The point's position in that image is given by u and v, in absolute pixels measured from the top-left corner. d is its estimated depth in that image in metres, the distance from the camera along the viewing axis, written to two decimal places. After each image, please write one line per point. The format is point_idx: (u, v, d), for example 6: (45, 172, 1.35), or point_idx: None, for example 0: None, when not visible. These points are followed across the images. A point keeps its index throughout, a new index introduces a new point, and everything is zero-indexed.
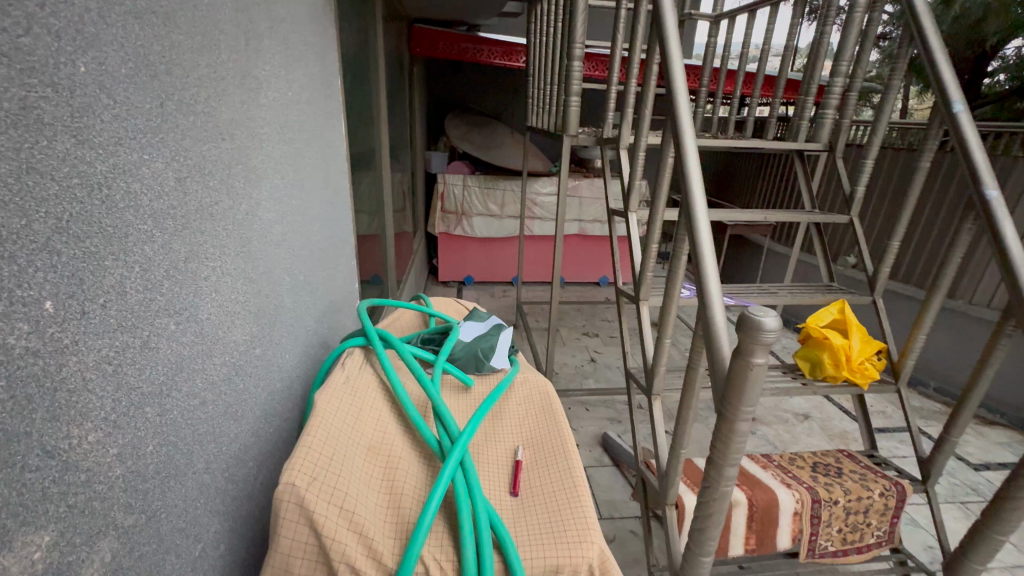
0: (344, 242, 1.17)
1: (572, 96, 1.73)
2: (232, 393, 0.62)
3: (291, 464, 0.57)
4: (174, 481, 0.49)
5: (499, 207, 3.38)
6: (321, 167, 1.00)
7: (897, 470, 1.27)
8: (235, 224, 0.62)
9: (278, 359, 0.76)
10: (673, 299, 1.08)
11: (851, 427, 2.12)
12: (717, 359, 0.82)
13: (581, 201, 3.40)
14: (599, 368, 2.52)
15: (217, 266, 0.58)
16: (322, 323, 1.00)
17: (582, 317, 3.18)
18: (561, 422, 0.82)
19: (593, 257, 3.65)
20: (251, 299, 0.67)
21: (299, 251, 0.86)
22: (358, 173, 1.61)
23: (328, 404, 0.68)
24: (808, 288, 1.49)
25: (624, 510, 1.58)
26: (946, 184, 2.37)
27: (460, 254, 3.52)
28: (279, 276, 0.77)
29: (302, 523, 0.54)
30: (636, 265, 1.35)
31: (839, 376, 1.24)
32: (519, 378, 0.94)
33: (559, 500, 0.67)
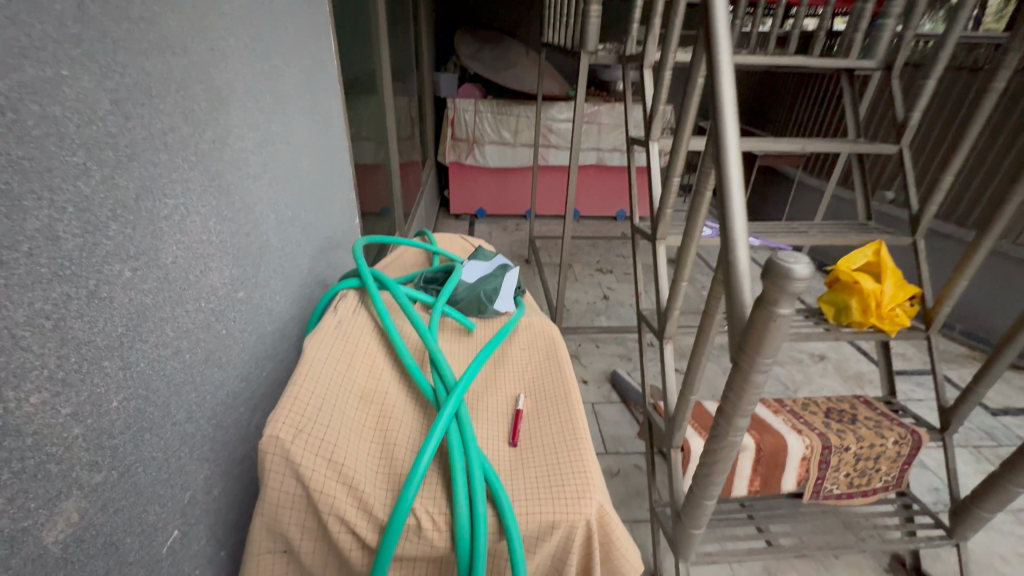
0: (340, 174, 1.10)
1: (592, 6, 1.53)
2: (212, 340, 0.58)
3: (275, 415, 0.54)
4: (149, 434, 0.47)
5: (513, 134, 3.19)
6: (306, 89, 0.90)
7: (914, 418, 1.24)
8: (199, 155, 0.55)
9: (266, 302, 0.72)
10: (694, 239, 1.00)
11: (867, 369, 2.08)
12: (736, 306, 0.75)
13: (601, 128, 3.18)
14: (611, 305, 2.47)
15: (181, 203, 0.52)
16: (318, 261, 0.95)
17: (597, 252, 3.10)
18: (565, 370, 0.78)
19: (611, 189, 3.48)
20: (228, 238, 0.61)
21: (285, 184, 0.79)
22: (356, 97, 1.48)
23: (317, 351, 0.65)
24: (840, 226, 1.37)
25: (629, 445, 1.61)
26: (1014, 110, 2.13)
27: (472, 185, 3.39)
28: (262, 213, 0.71)
29: (288, 475, 0.52)
30: (654, 200, 1.25)
31: (865, 323, 1.17)
32: (523, 323, 0.89)
33: (559, 451, 0.64)
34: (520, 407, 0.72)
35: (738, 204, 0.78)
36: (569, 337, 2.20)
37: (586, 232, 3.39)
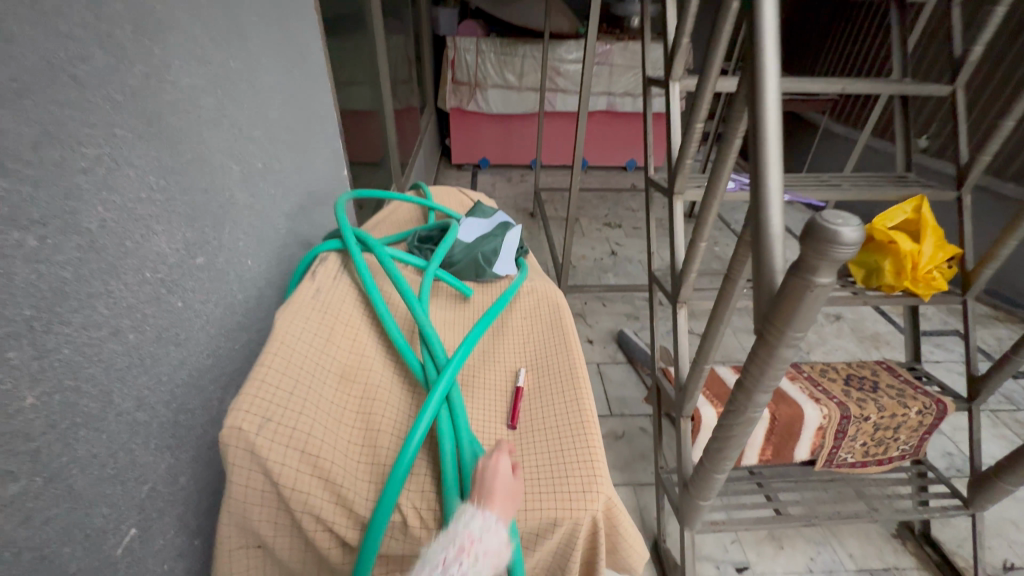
0: (322, 120, 0.98)
1: None
2: (165, 315, 0.51)
3: (238, 403, 0.47)
4: (86, 430, 0.41)
5: (518, 77, 2.97)
6: (274, 17, 0.77)
7: (939, 386, 1.17)
8: (128, 93, 0.45)
9: (235, 268, 0.64)
10: (717, 193, 0.89)
11: (885, 330, 2.00)
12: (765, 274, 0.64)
13: (612, 70, 2.95)
14: (619, 262, 2.37)
15: (105, 153, 0.42)
16: (299, 219, 0.86)
17: (605, 205, 2.96)
18: (571, 342, 0.71)
19: (622, 138, 3.28)
20: (177, 196, 0.53)
21: (251, 132, 0.69)
22: (341, 32, 1.33)
23: (290, 325, 0.57)
24: (877, 179, 1.25)
25: (634, 407, 1.57)
26: None
27: (475, 133, 3.21)
28: (223, 166, 0.62)
29: (255, 470, 0.46)
30: (673, 150, 1.12)
31: (897, 286, 1.08)
32: (525, 289, 0.81)
33: (562, 435, 0.58)
34: (521, 380, 0.66)
35: (773, 146, 0.64)
36: (574, 296, 2.12)
37: (594, 183, 3.23)
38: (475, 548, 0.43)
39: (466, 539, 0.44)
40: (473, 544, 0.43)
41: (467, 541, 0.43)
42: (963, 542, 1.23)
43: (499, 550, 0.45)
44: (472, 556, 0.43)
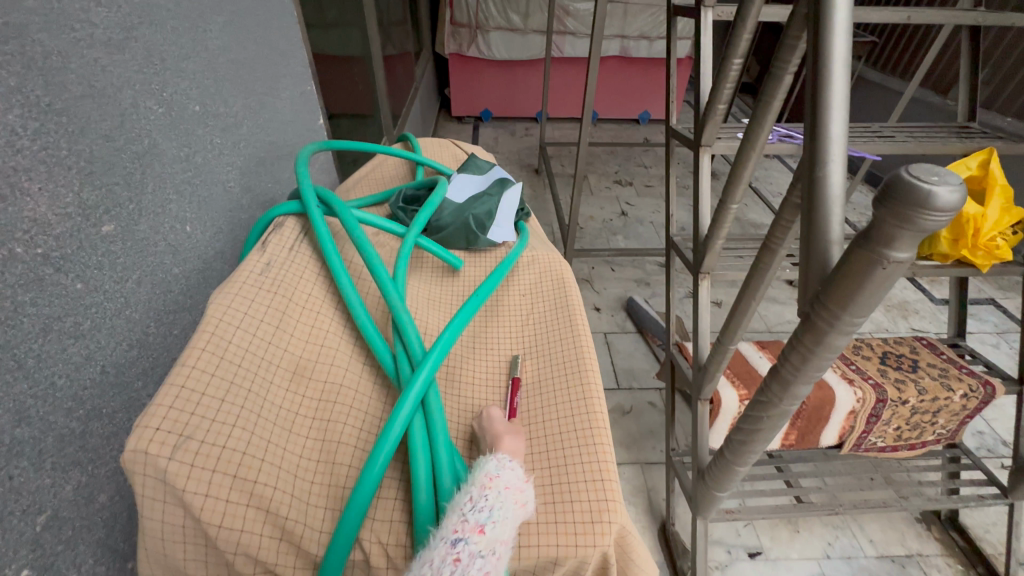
0: (287, 56, 0.83)
1: None
2: (57, 300, 0.39)
3: (147, 416, 0.37)
4: None
5: (523, 17, 2.71)
6: None
7: (985, 366, 1.05)
8: None
9: (167, 236, 0.53)
10: (756, 146, 0.71)
11: (914, 297, 1.87)
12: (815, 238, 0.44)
13: (627, 8, 2.68)
14: (630, 223, 2.22)
15: None
16: (259, 175, 0.73)
17: (615, 161, 2.77)
18: (578, 327, 0.59)
19: (635, 87, 3.04)
20: (65, 145, 0.40)
21: (180, 65, 0.55)
22: None
23: (227, 310, 0.46)
24: (934, 130, 1.09)
25: (643, 381, 1.47)
26: None
27: (476, 82, 2.98)
28: (137, 107, 0.48)
29: (170, 502, 0.36)
30: (700, 94, 0.96)
31: (951, 257, 0.95)
32: (524, 259, 0.68)
33: (564, 440, 0.48)
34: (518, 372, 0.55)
35: (841, 60, 0.43)
36: (581, 260, 1.99)
37: (604, 137, 3.02)
38: (500, 484, 0.40)
39: (489, 477, 0.41)
40: (494, 481, 0.40)
41: (491, 480, 0.40)
42: (992, 528, 1.15)
43: (527, 485, 0.41)
44: (496, 491, 0.40)
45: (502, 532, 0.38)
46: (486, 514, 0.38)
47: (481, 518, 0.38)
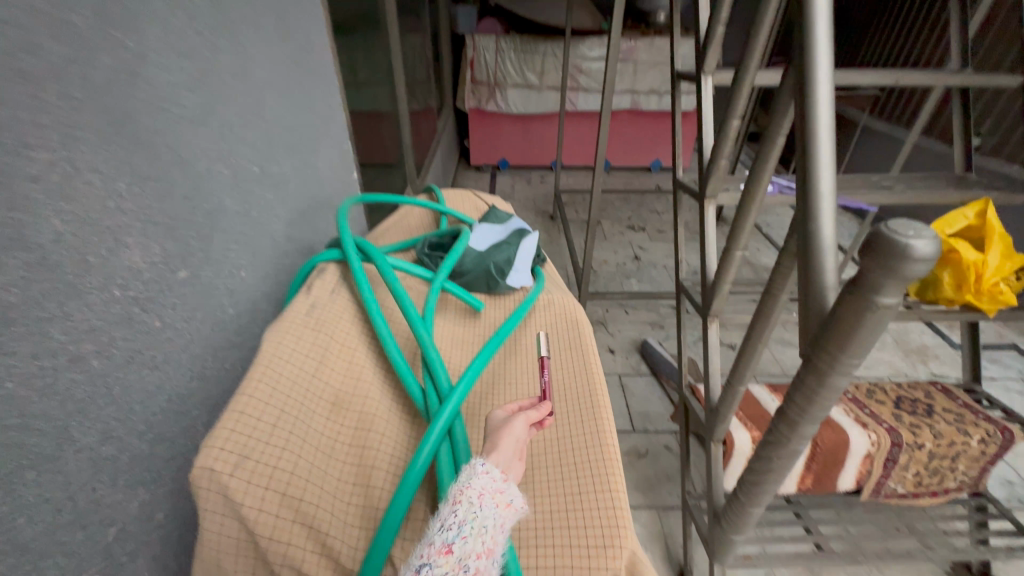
0: (328, 121, 0.94)
1: None
2: (138, 336, 0.46)
3: (213, 437, 0.42)
4: (34, 474, 0.36)
5: (538, 75, 2.90)
6: (271, 10, 0.73)
7: (1003, 411, 1.05)
8: (94, 89, 0.41)
9: (225, 281, 0.60)
10: (756, 195, 0.79)
11: (932, 343, 1.86)
12: (814, 285, 0.49)
13: (636, 67, 2.86)
14: (642, 267, 2.28)
15: (63, 157, 0.38)
16: (301, 225, 0.81)
17: (628, 207, 2.87)
18: (592, 365, 0.64)
19: (646, 137, 3.18)
20: (154, 204, 0.48)
21: (244, 133, 0.64)
22: (353, 31, 1.29)
23: (279, 346, 0.52)
24: (932, 181, 1.14)
25: (658, 423, 1.48)
26: None
27: (494, 134, 3.16)
28: (208, 170, 0.56)
29: (229, 515, 0.40)
30: (704, 150, 1.04)
31: (957, 300, 0.98)
32: (541, 302, 0.74)
33: (579, 469, 0.52)
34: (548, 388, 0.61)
35: (826, 128, 0.50)
36: (595, 302, 2.04)
37: (617, 185, 3.14)
38: (469, 494, 0.41)
39: (459, 491, 0.42)
40: (463, 496, 0.41)
41: (462, 493, 0.41)
42: None
43: (498, 497, 0.42)
44: (464, 505, 0.40)
45: (476, 545, 0.39)
46: (452, 532, 0.39)
47: (450, 536, 0.39)
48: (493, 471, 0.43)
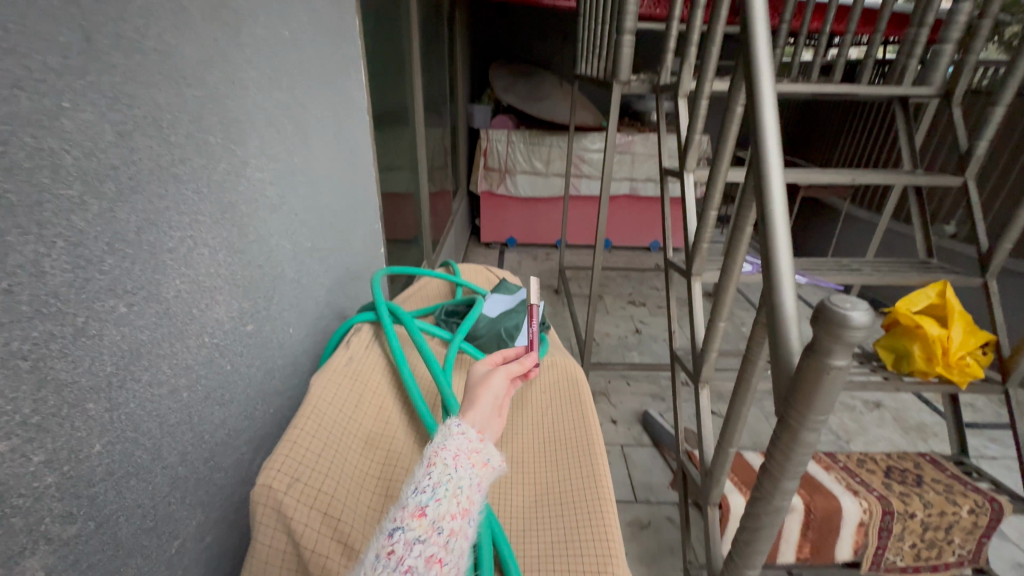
0: (364, 204, 1.10)
1: (625, 36, 1.49)
2: (214, 376, 0.56)
3: (271, 462, 0.51)
4: (134, 481, 0.44)
5: (545, 164, 3.20)
6: (331, 119, 0.90)
7: (991, 483, 1.09)
8: (212, 185, 0.54)
9: (278, 335, 0.71)
10: (733, 274, 0.93)
11: (931, 420, 1.88)
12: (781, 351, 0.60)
13: (634, 158, 3.16)
14: (643, 340, 2.37)
15: (188, 236, 0.50)
16: (337, 292, 0.93)
17: (629, 283, 3.02)
18: (589, 417, 0.72)
19: (644, 220, 3.42)
20: (238, 270, 0.60)
21: (303, 216, 0.79)
22: (387, 128, 1.51)
23: (323, 391, 0.61)
24: (899, 263, 1.28)
25: (661, 494, 1.49)
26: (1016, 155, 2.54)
27: (503, 214, 3.40)
28: (276, 244, 0.70)
29: (280, 528, 0.48)
30: (690, 234, 1.20)
31: (930, 372, 1.06)
32: (546, 362, 0.83)
33: (577, 507, 0.59)
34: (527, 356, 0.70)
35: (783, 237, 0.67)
36: (598, 373, 2.11)
37: (618, 262, 3.32)
38: (442, 459, 0.47)
39: (434, 457, 0.47)
40: (436, 462, 0.47)
41: (435, 459, 0.47)
42: None
43: (467, 464, 0.47)
44: (436, 469, 0.46)
45: (446, 504, 0.44)
46: (426, 494, 0.44)
47: (424, 499, 0.44)
48: (462, 437, 0.50)
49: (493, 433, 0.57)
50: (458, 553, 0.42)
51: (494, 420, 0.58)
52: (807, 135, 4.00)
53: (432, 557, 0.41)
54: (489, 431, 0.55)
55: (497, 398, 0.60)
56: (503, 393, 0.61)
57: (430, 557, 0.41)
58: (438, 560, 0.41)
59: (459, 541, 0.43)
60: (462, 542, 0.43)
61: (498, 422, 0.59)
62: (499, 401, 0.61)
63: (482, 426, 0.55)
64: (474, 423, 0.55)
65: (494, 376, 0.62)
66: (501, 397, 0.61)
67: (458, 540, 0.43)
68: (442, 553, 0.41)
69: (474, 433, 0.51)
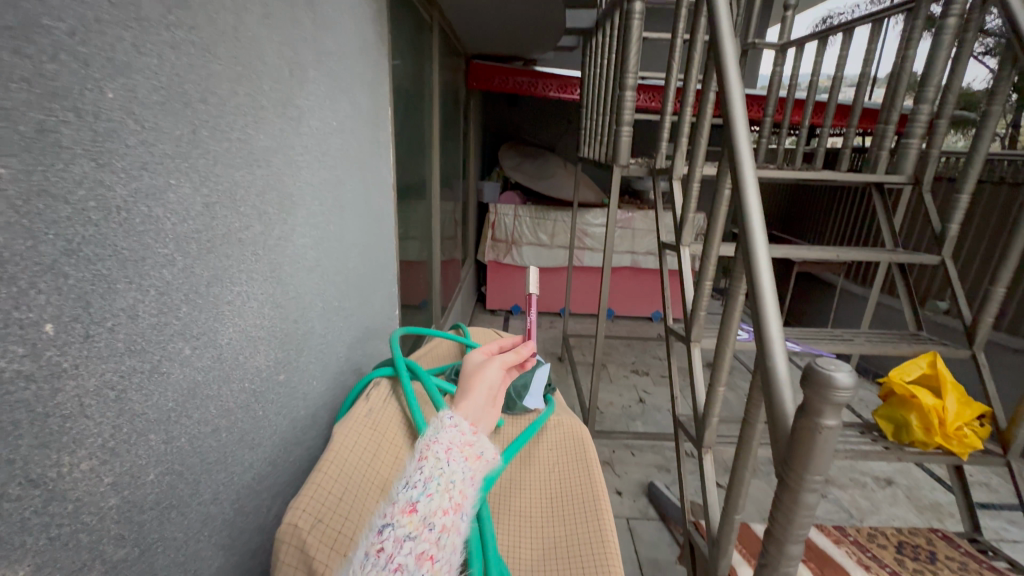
0: (383, 269, 1.19)
1: (623, 127, 1.67)
2: (249, 420, 0.61)
3: (296, 503, 0.54)
4: (175, 512, 0.48)
5: (550, 236, 3.37)
6: (362, 193, 1.02)
7: (1007, 561, 1.07)
8: (265, 248, 0.62)
9: (304, 386, 0.76)
10: (729, 342, 0.98)
11: (946, 499, 1.83)
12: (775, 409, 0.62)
13: (635, 233, 3.32)
14: (647, 409, 2.36)
15: (243, 291, 0.58)
16: (356, 349, 0.99)
17: (632, 352, 3.05)
18: (595, 475, 0.74)
19: (645, 290, 3.52)
20: (278, 323, 0.67)
21: (334, 277, 0.87)
22: (406, 201, 1.65)
23: (346, 438, 0.65)
24: (891, 334, 1.35)
25: (669, 572, 1.44)
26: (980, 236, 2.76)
27: (509, 283, 3.51)
28: (310, 301, 0.77)
29: (300, 568, 0.51)
30: (688, 303, 1.27)
31: (930, 443, 1.10)
32: (553, 421, 0.86)
33: (585, 564, 0.61)
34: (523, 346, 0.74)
35: (771, 302, 0.73)
36: (602, 442, 2.09)
37: (621, 332, 3.37)
38: (433, 452, 0.52)
39: (425, 450, 0.52)
40: (427, 456, 0.51)
41: (427, 451, 0.52)
42: None
43: (457, 460, 0.52)
44: (428, 463, 0.51)
45: (437, 502, 0.47)
46: (418, 493, 0.47)
47: (415, 497, 0.47)
48: (454, 430, 0.55)
49: (487, 422, 0.62)
50: (449, 549, 0.46)
51: (486, 411, 0.63)
52: (799, 214, 4.20)
53: (423, 553, 0.44)
54: (481, 422, 0.60)
55: (491, 387, 0.65)
56: (496, 383, 0.66)
57: (421, 553, 0.43)
58: (428, 556, 0.44)
59: (449, 536, 0.46)
60: (454, 538, 0.46)
61: (492, 411, 0.64)
62: (494, 391, 0.66)
63: (474, 418, 0.60)
64: (466, 415, 0.60)
65: (485, 370, 0.66)
66: (495, 388, 0.66)
67: (448, 536, 0.46)
68: (432, 549, 0.44)
69: (465, 427, 0.56)
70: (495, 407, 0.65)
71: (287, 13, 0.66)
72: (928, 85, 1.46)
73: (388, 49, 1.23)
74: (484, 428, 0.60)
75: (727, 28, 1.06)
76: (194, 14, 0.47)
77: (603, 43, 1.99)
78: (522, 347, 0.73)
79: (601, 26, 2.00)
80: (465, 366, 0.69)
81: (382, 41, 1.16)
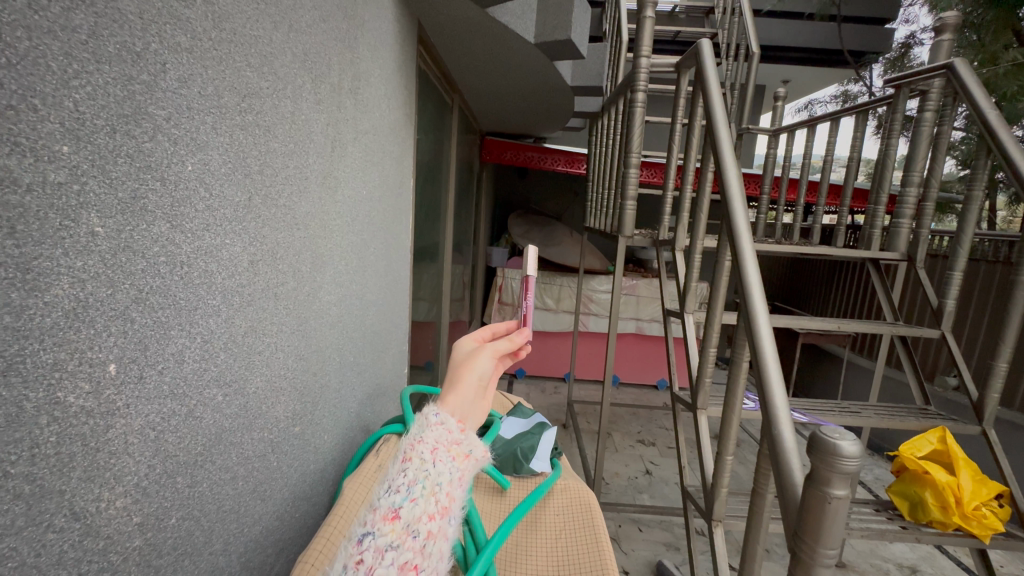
0: (395, 327, 1.23)
1: (627, 201, 1.77)
2: (264, 470, 0.62)
3: (305, 559, 0.55)
4: (188, 560, 0.48)
5: (555, 301, 3.41)
6: (383, 255, 1.08)
7: None
8: (296, 303, 0.67)
9: (316, 440, 0.77)
10: (734, 408, 0.98)
11: None
12: (786, 480, 0.62)
13: (638, 300, 3.38)
14: (654, 482, 2.28)
15: (272, 343, 0.61)
16: (365, 406, 1.01)
17: (638, 421, 2.99)
18: (603, 544, 0.73)
19: (650, 358, 3.52)
20: (299, 375, 0.70)
21: (352, 334, 0.91)
22: (420, 264, 1.72)
23: (354, 492, 0.67)
24: (898, 408, 1.35)
25: None
26: (980, 311, 2.79)
27: None
28: (329, 355, 0.80)
29: None
30: (693, 370, 1.28)
31: (948, 523, 1.07)
32: (558, 485, 0.85)
33: None
34: (519, 331, 0.68)
35: (774, 372, 0.75)
36: (608, 516, 2.01)
37: (626, 400, 3.34)
38: (418, 454, 0.50)
39: (411, 450, 0.51)
40: (411, 458, 0.50)
41: (413, 452, 0.50)
42: None
43: (441, 461, 0.50)
44: (411, 467, 0.49)
45: (419, 509, 0.46)
46: (401, 500, 0.47)
47: (399, 504, 0.46)
48: (440, 429, 0.53)
49: (475, 419, 0.59)
50: (435, 556, 0.45)
51: (475, 406, 0.60)
52: (801, 287, 4.28)
53: (407, 563, 0.43)
54: (470, 418, 0.58)
55: (481, 379, 0.61)
56: (487, 374, 0.62)
57: (405, 563, 0.43)
58: (412, 566, 0.43)
59: (435, 543, 0.46)
60: (439, 544, 0.46)
61: (481, 403, 0.61)
62: (484, 383, 0.62)
63: (462, 415, 0.57)
64: (454, 411, 0.57)
65: (476, 360, 0.62)
66: (485, 379, 0.62)
67: (435, 543, 0.46)
68: (417, 558, 0.44)
69: (452, 425, 0.54)
70: (486, 399, 0.62)
71: (334, 99, 0.75)
72: (912, 170, 1.55)
73: (412, 125, 1.35)
74: (472, 425, 0.58)
75: (721, 116, 1.16)
76: (261, 102, 0.55)
77: (608, 125, 2.15)
78: (518, 332, 0.68)
79: (606, 111, 2.17)
80: (455, 355, 0.65)
81: (408, 119, 1.29)
